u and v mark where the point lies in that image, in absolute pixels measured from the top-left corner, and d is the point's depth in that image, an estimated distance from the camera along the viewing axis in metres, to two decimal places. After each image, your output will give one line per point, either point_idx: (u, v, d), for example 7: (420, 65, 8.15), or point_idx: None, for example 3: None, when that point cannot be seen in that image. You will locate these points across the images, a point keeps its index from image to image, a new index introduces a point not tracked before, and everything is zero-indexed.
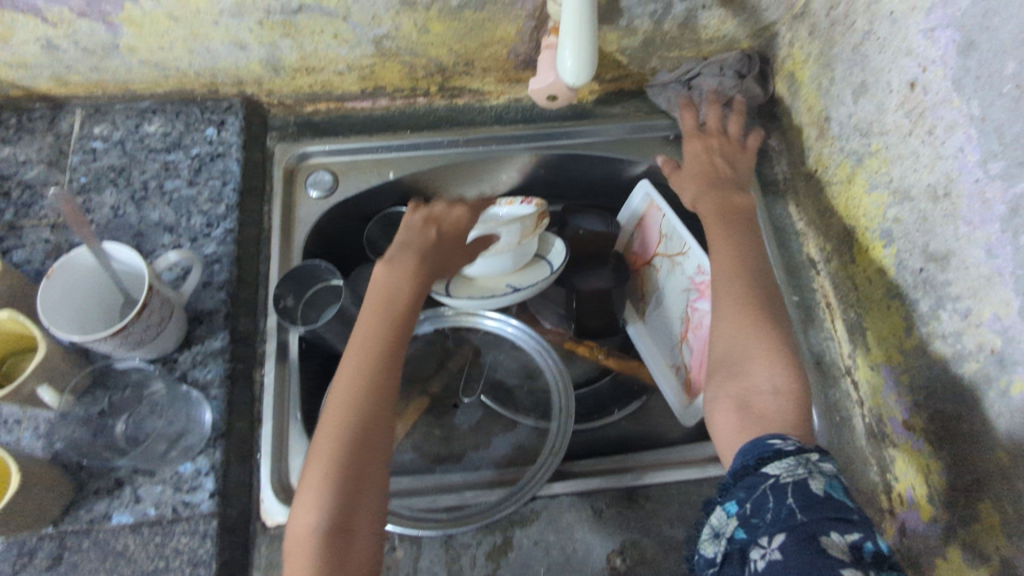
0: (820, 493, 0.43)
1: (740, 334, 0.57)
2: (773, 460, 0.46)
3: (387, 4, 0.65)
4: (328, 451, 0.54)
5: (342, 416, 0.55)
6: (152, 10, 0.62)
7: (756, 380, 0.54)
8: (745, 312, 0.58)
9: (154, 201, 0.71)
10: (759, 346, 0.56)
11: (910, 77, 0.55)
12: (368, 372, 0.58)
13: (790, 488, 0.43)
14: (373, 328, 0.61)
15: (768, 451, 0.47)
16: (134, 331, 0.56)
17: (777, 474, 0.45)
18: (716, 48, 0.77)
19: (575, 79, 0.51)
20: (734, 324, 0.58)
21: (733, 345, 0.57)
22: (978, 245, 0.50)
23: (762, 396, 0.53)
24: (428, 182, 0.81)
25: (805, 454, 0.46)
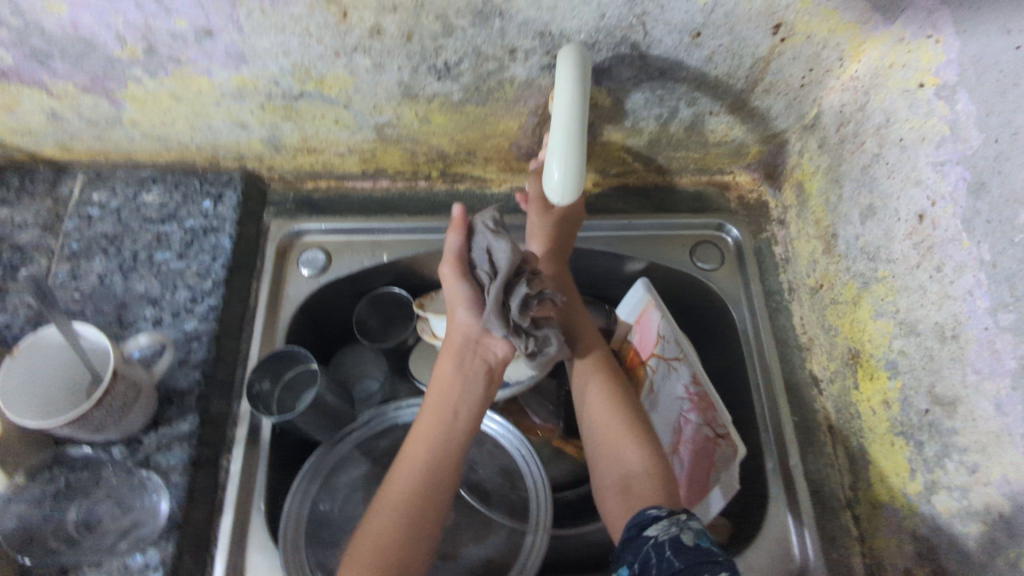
0: (690, 543, 0.50)
1: (611, 411, 0.66)
2: (649, 525, 0.54)
3: (389, 95, 0.65)
4: (388, 534, 0.54)
5: (416, 483, 0.58)
6: (155, 89, 0.63)
7: (638, 472, 0.61)
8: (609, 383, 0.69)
9: (142, 272, 0.70)
10: (630, 445, 0.64)
11: (918, 207, 0.53)
12: (434, 462, 0.59)
13: (665, 544, 0.51)
14: (438, 409, 0.62)
15: (645, 521, 0.55)
16: (94, 417, 0.54)
17: (655, 535, 0.52)
18: (723, 152, 0.75)
19: (565, 193, 0.50)
20: (602, 399, 0.67)
21: (611, 463, 0.64)
22: (986, 397, 0.46)
23: (638, 479, 0.61)
24: (423, 264, 0.80)
25: (675, 516, 0.54)
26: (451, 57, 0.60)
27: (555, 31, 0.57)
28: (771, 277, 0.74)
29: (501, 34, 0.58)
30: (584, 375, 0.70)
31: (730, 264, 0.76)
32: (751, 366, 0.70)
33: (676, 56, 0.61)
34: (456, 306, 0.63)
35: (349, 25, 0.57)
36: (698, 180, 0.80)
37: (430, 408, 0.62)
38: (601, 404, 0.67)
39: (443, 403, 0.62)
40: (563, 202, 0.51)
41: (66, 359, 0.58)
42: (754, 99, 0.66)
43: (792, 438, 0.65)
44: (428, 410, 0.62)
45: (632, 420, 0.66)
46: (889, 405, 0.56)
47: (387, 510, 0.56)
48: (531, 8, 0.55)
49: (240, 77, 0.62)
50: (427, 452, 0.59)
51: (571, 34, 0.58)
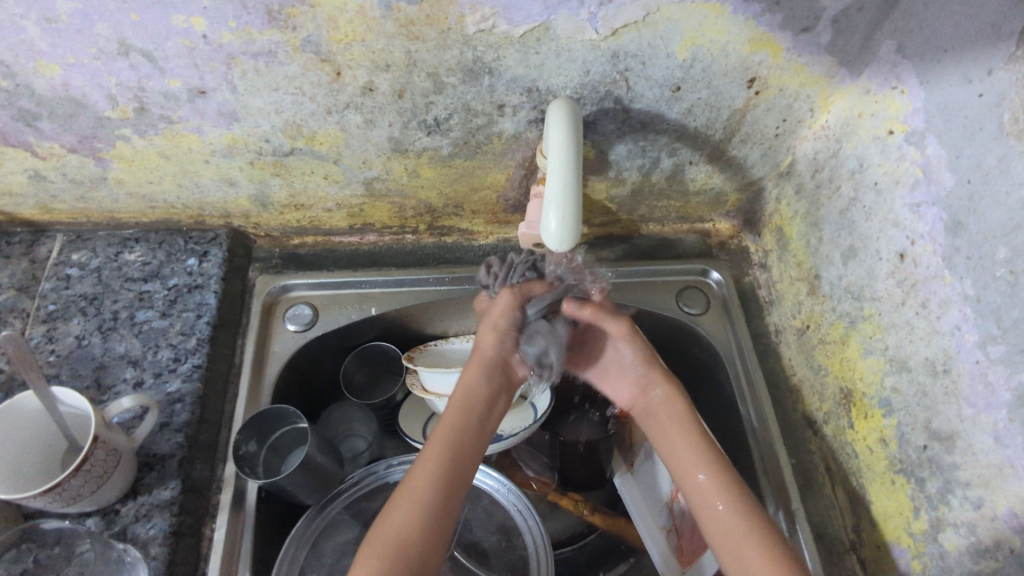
0: None
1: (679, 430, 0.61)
2: None
3: (379, 150, 0.66)
4: (419, 494, 0.53)
5: (444, 458, 0.55)
6: (144, 147, 0.63)
7: (730, 529, 0.54)
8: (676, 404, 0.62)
9: (122, 332, 0.68)
10: (689, 448, 0.59)
11: (898, 247, 0.55)
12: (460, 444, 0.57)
13: None
14: (463, 422, 0.58)
15: None
16: (71, 486, 0.51)
17: None
18: (703, 200, 0.77)
19: (564, 240, 0.51)
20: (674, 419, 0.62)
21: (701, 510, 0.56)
22: (983, 429, 0.47)
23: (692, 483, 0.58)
24: (410, 316, 0.79)
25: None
26: (442, 113, 0.62)
27: (541, 87, 0.60)
28: (757, 320, 0.75)
29: (490, 91, 0.60)
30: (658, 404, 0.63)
31: (716, 309, 0.77)
32: (744, 409, 0.70)
33: (657, 109, 0.63)
34: (487, 330, 0.62)
35: (342, 83, 0.58)
36: (680, 228, 0.82)
37: (451, 417, 0.58)
38: (687, 466, 0.59)
39: (469, 416, 0.58)
40: (560, 250, 0.52)
41: (49, 436, 0.55)
42: (732, 149, 0.69)
43: (791, 481, 0.65)
44: (448, 418, 0.58)
45: (726, 480, 0.56)
46: (886, 442, 0.56)
47: (414, 482, 0.54)
48: (519, 65, 0.57)
49: (231, 135, 0.63)
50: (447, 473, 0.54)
51: (558, 90, 0.60)
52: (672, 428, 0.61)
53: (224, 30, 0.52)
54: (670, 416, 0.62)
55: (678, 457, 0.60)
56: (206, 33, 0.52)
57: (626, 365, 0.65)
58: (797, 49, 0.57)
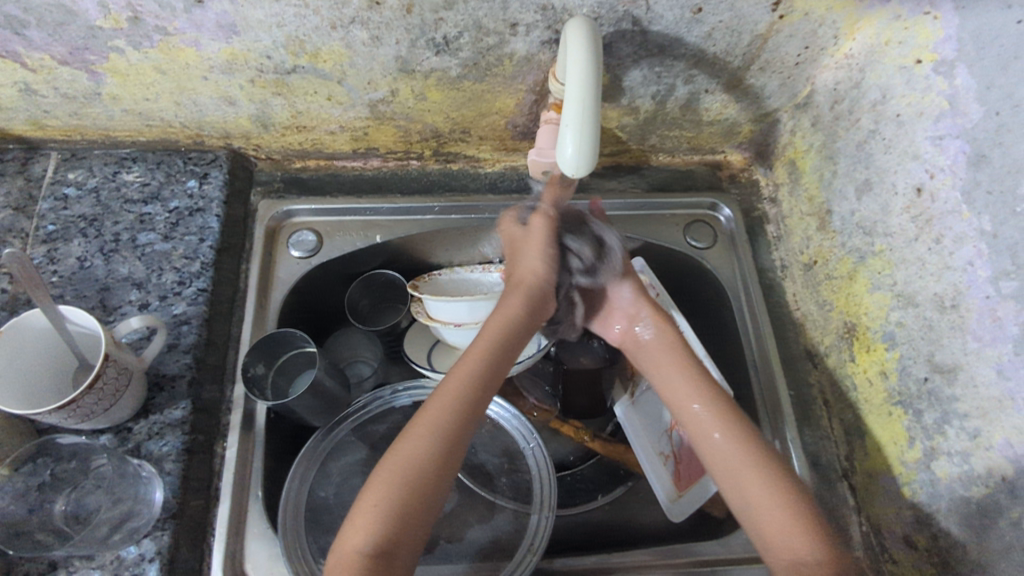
0: None
1: (671, 364, 0.61)
2: None
3: (385, 70, 0.63)
4: (424, 430, 0.53)
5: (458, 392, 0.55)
6: (138, 61, 0.61)
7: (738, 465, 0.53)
8: (662, 336, 0.63)
9: (125, 254, 0.67)
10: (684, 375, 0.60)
11: (916, 181, 0.54)
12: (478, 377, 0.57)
13: None
14: (486, 356, 0.58)
15: None
16: (85, 403, 0.52)
17: None
18: (716, 131, 0.75)
19: (584, 158, 0.50)
20: (667, 354, 0.62)
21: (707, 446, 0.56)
22: (986, 363, 0.47)
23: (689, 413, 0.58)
24: (415, 245, 0.78)
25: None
26: (451, 31, 0.59)
27: (557, 4, 0.57)
28: (764, 255, 0.75)
29: (504, 7, 0.57)
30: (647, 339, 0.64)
31: (723, 243, 0.77)
32: (747, 343, 0.71)
33: (677, 32, 0.61)
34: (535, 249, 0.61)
35: None
36: (690, 160, 0.80)
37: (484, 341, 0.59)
38: (681, 397, 0.59)
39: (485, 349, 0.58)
40: (578, 175, 0.52)
41: (51, 346, 0.55)
42: (749, 77, 0.67)
43: (789, 412, 0.66)
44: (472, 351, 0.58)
45: (727, 416, 0.56)
46: (887, 376, 0.57)
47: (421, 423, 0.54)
48: None
49: (230, 49, 0.60)
50: (463, 401, 0.55)
51: (575, 8, 0.57)
52: (670, 365, 0.61)
53: None
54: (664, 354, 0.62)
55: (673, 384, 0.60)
56: None
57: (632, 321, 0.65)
58: None
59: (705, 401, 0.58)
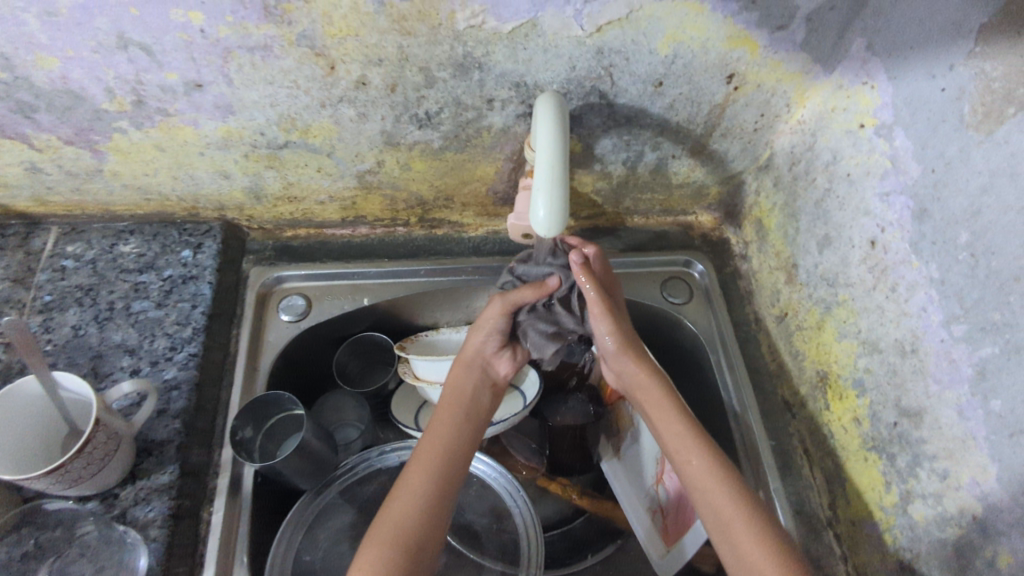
0: None
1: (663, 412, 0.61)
2: None
3: (371, 144, 0.68)
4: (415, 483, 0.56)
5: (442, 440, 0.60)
6: (140, 140, 0.65)
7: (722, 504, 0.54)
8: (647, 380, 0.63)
9: (118, 322, 0.69)
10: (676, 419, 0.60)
11: (870, 235, 0.58)
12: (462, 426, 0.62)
13: None
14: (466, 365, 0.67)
15: None
16: (73, 468, 0.52)
17: None
18: (686, 193, 0.80)
19: (557, 216, 0.53)
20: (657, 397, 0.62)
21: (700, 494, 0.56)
22: (948, 404, 0.49)
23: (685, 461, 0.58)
24: (402, 307, 0.81)
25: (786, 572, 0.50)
26: (432, 107, 0.64)
27: (529, 81, 0.62)
28: (739, 308, 0.78)
29: (480, 85, 0.62)
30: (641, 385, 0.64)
31: (699, 298, 0.80)
32: (727, 395, 0.73)
33: (641, 104, 0.66)
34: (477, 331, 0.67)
35: (335, 77, 0.60)
36: (665, 221, 0.84)
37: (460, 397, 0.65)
38: (672, 443, 0.59)
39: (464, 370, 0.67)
40: (549, 236, 0.55)
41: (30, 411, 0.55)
42: (712, 143, 0.72)
43: (770, 462, 0.67)
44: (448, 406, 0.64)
45: (712, 459, 0.57)
46: (860, 421, 0.59)
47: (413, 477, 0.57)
48: (508, 60, 0.59)
49: (226, 128, 0.64)
50: (447, 436, 0.61)
51: (545, 84, 0.62)
52: (659, 411, 0.62)
53: (221, 24, 0.54)
54: (654, 404, 0.62)
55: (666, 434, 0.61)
56: (203, 27, 0.54)
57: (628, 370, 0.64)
58: (773, 46, 0.60)
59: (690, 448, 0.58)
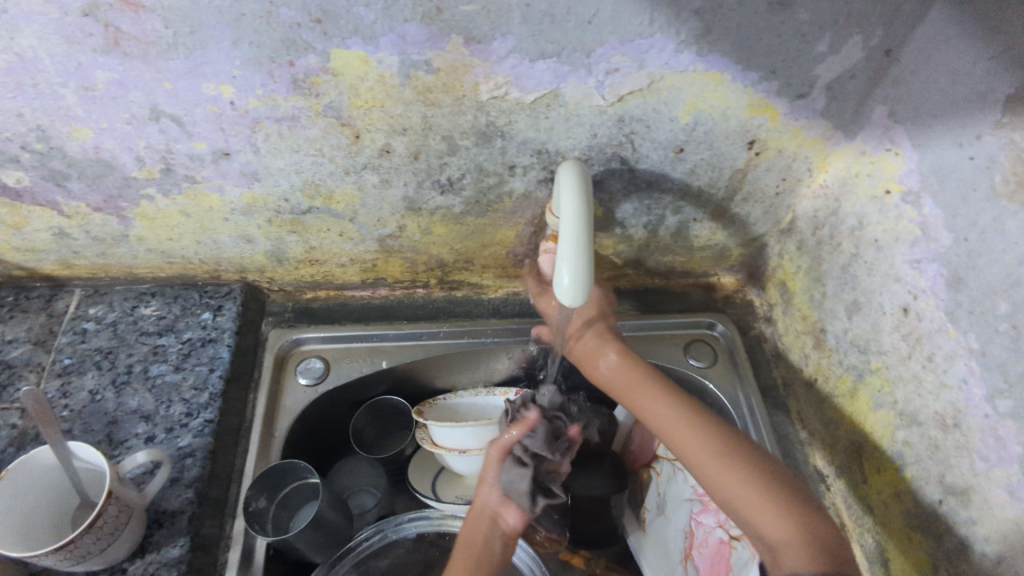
0: None
1: (683, 430, 0.60)
2: None
3: (393, 209, 0.68)
4: None
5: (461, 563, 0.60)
6: (166, 206, 0.66)
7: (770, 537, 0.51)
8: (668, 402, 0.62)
9: (136, 386, 0.68)
10: (688, 438, 0.59)
11: (901, 301, 0.56)
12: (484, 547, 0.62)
13: None
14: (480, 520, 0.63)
15: None
16: (82, 544, 0.51)
17: None
18: (707, 255, 0.79)
19: (582, 281, 0.52)
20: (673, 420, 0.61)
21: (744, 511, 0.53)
22: (998, 483, 0.47)
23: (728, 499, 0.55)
24: (420, 370, 0.79)
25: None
26: (455, 173, 0.64)
27: (551, 149, 0.62)
28: (766, 372, 0.76)
29: (502, 152, 0.62)
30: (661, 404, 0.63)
31: (724, 362, 0.78)
32: None
33: (662, 169, 0.66)
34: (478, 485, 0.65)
35: (360, 145, 0.60)
36: (686, 282, 0.83)
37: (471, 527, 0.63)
38: (709, 469, 0.57)
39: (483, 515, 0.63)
40: (573, 304, 0.54)
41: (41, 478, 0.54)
42: (734, 207, 0.72)
43: None
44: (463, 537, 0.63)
45: (746, 480, 0.54)
46: (902, 496, 0.56)
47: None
48: (530, 129, 0.60)
49: (251, 194, 0.65)
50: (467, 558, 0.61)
51: (567, 151, 0.63)
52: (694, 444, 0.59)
53: (251, 97, 0.55)
54: (680, 435, 0.60)
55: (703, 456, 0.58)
56: (233, 100, 0.55)
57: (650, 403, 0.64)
58: (794, 114, 0.60)
59: (719, 473, 0.56)
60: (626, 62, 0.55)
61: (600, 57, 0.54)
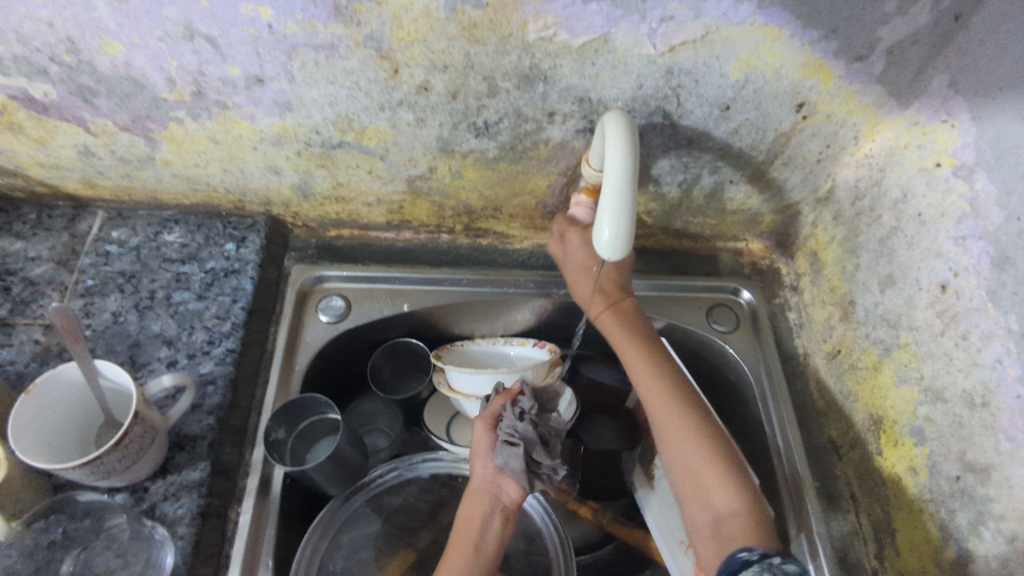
0: None
1: (681, 415, 0.62)
2: None
3: (426, 150, 0.66)
4: None
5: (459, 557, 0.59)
6: (195, 131, 0.64)
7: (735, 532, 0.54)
8: (665, 398, 0.63)
9: (158, 311, 0.68)
10: (684, 436, 0.61)
11: (940, 278, 0.56)
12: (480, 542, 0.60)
13: None
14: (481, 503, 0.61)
15: None
16: (107, 460, 0.51)
17: None
18: (738, 220, 0.78)
19: (620, 237, 0.51)
20: (670, 415, 0.62)
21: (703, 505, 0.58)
22: (1020, 463, 0.47)
23: (725, 518, 0.56)
24: (440, 316, 0.79)
25: (767, 561, 0.49)
26: (492, 117, 0.62)
27: (594, 98, 0.60)
28: (788, 341, 0.76)
29: (543, 97, 0.60)
30: (652, 390, 0.64)
31: (746, 328, 0.77)
32: (770, 430, 0.70)
33: (705, 127, 0.64)
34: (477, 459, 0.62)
35: (399, 80, 0.58)
36: (713, 246, 0.82)
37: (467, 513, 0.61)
38: (695, 465, 0.59)
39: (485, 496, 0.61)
40: (612, 259, 0.53)
41: (66, 393, 0.55)
42: (773, 171, 0.70)
43: (816, 503, 0.65)
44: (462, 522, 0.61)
45: (726, 472, 0.58)
46: (917, 470, 0.57)
47: None
48: (575, 75, 0.58)
49: (282, 124, 0.63)
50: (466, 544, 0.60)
51: (610, 101, 0.61)
52: (686, 439, 0.60)
53: (290, 21, 0.53)
54: (680, 436, 0.61)
55: (688, 458, 0.60)
56: (271, 22, 0.53)
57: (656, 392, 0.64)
58: (849, 77, 0.58)
59: (706, 469, 0.58)
60: (682, 10, 0.53)
61: (657, 2, 0.52)
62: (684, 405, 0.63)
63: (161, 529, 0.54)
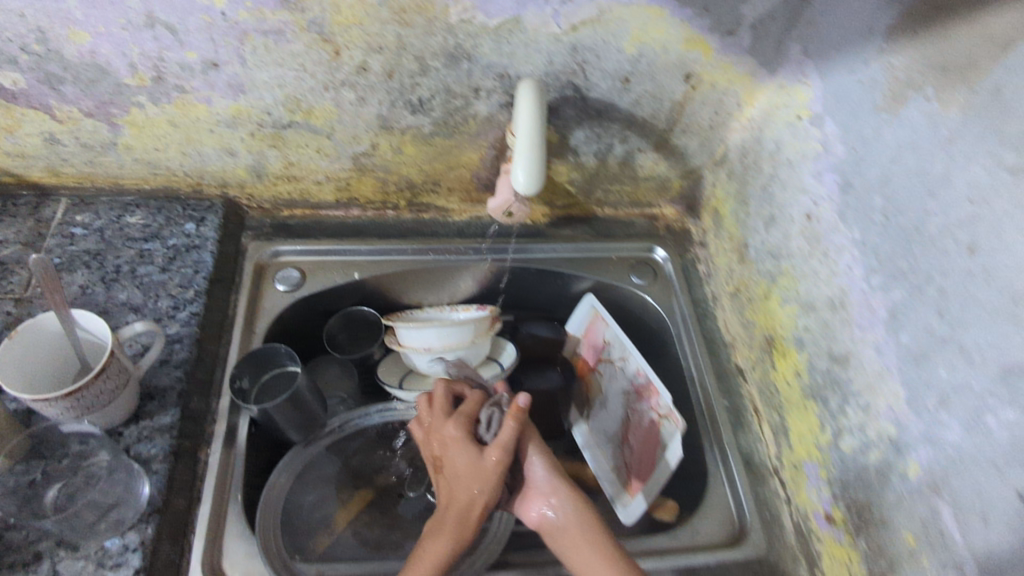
0: None
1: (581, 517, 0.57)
2: None
3: (368, 127, 0.75)
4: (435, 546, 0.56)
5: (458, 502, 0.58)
6: (155, 115, 0.71)
7: None
8: (571, 498, 0.59)
9: (124, 283, 0.73)
10: (589, 544, 0.55)
11: (805, 210, 0.66)
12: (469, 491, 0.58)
13: None
14: (461, 513, 0.58)
15: None
16: (86, 396, 0.57)
17: None
18: (651, 186, 0.88)
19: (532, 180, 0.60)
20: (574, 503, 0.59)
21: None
22: (868, 345, 0.58)
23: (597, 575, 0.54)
24: (390, 285, 0.86)
25: None
26: (425, 94, 0.71)
27: (512, 73, 0.70)
28: (700, 288, 0.86)
29: (468, 74, 0.70)
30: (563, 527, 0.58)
31: (663, 280, 0.87)
32: (686, 363, 0.80)
33: (610, 98, 0.74)
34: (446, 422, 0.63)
35: (340, 62, 0.67)
36: (632, 212, 0.92)
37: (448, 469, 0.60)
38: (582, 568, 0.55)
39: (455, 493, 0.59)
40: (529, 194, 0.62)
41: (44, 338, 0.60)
42: (674, 138, 0.81)
43: (724, 420, 0.75)
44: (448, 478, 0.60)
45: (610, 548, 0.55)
46: (800, 373, 0.67)
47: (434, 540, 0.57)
48: (493, 52, 0.67)
49: (236, 106, 0.71)
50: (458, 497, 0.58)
51: (526, 76, 0.70)
52: (582, 552, 0.55)
53: (241, 8, 0.61)
54: (580, 550, 0.56)
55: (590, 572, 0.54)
56: (224, 10, 0.61)
57: (564, 520, 0.58)
58: (723, 49, 0.69)
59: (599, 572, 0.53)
60: None
61: None
62: (587, 523, 0.57)
63: (134, 461, 0.60)
